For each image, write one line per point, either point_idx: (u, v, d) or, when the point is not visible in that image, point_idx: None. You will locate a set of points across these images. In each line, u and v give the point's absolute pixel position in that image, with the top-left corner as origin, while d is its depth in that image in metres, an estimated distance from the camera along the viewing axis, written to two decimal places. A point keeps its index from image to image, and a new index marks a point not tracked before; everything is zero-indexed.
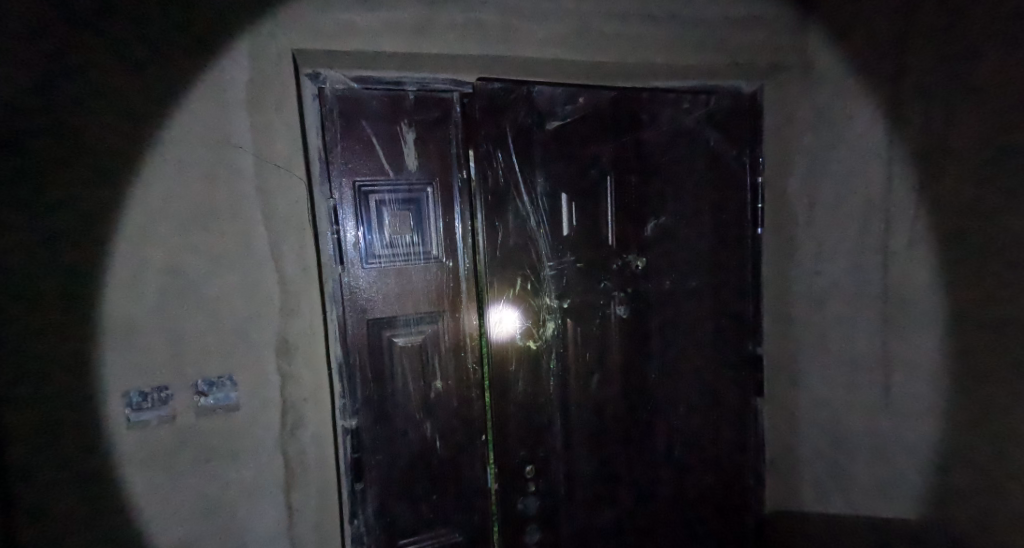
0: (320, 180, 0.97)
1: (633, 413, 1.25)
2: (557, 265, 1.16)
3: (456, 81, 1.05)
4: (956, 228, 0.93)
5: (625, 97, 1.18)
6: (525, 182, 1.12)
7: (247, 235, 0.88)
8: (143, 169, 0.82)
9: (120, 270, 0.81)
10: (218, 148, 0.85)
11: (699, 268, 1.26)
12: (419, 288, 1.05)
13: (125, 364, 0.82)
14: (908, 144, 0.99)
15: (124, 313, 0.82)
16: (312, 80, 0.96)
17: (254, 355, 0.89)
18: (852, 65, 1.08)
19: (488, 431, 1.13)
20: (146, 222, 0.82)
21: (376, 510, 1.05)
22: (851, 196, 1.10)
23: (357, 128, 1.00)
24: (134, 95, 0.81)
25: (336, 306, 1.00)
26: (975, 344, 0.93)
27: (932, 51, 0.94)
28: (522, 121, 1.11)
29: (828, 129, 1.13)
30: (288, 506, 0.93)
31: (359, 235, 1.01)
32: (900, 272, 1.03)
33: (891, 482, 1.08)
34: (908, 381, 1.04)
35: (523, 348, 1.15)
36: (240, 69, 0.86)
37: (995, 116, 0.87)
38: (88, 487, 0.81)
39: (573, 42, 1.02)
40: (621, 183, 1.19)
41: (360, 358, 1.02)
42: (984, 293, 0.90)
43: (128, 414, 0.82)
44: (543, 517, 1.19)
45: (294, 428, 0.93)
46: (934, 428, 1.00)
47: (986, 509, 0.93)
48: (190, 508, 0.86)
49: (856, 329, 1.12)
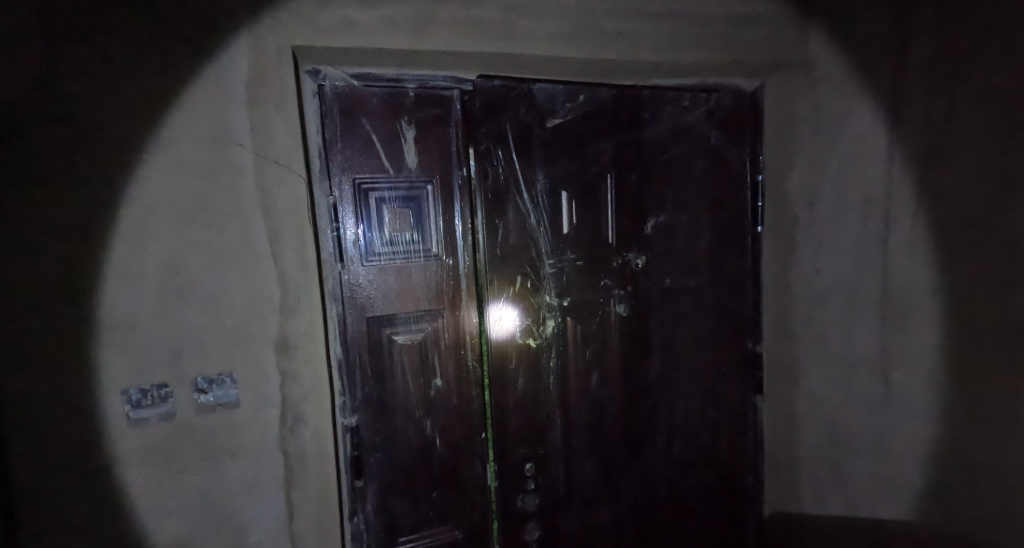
0: (320, 177, 0.97)
1: (633, 412, 1.25)
2: (557, 264, 1.16)
3: (456, 78, 1.04)
4: (958, 226, 0.92)
5: (625, 94, 1.16)
6: (525, 180, 1.12)
7: (247, 233, 0.88)
8: (143, 166, 0.82)
9: (120, 268, 0.82)
10: (217, 145, 0.85)
11: (701, 266, 1.25)
12: (419, 286, 1.05)
13: (124, 362, 0.83)
14: (909, 142, 0.98)
15: (124, 310, 0.82)
16: (312, 76, 0.96)
17: (254, 353, 0.90)
18: (856, 61, 1.06)
19: (488, 429, 1.13)
20: (146, 220, 0.82)
21: (376, 507, 1.05)
22: (852, 194, 1.09)
23: (357, 126, 1.00)
24: (133, 92, 0.81)
25: (336, 304, 1.00)
26: (975, 345, 0.91)
27: (936, 46, 0.93)
28: (523, 119, 1.10)
29: (830, 127, 1.12)
30: (287, 503, 0.93)
31: (359, 233, 1.01)
32: (901, 271, 1.02)
33: (890, 482, 1.07)
34: (908, 382, 1.02)
35: (522, 346, 1.14)
36: (239, 66, 0.86)
37: (1000, 112, 0.85)
38: (89, 483, 0.82)
39: (572, 39, 1.01)
40: (622, 181, 1.18)
41: (360, 356, 1.02)
42: (983, 292, 0.89)
43: (128, 411, 0.83)
44: (543, 515, 1.19)
45: (294, 426, 0.93)
46: (935, 430, 0.98)
47: (987, 513, 0.91)
48: (190, 505, 0.87)
49: (857, 328, 1.11)
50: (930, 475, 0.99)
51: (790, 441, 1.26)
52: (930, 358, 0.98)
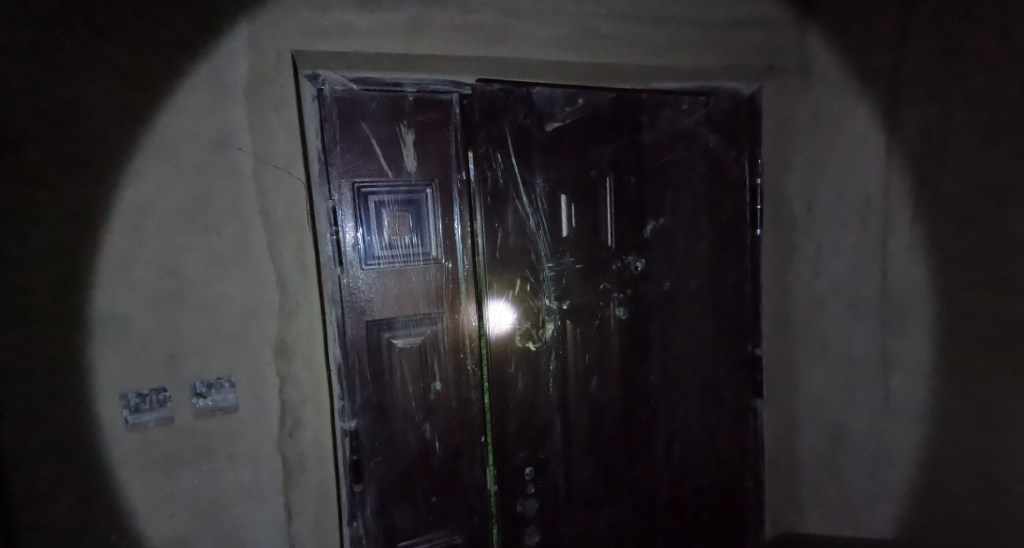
0: (320, 181, 0.98)
1: (633, 415, 1.24)
2: (557, 266, 1.16)
3: (456, 82, 1.05)
4: (956, 229, 0.92)
5: (624, 98, 1.17)
6: (525, 183, 1.12)
7: (246, 236, 0.88)
8: (143, 169, 0.82)
9: (119, 271, 0.81)
10: (216, 147, 0.85)
11: (700, 269, 1.25)
12: (418, 289, 1.05)
13: (124, 365, 0.82)
14: (907, 145, 0.98)
15: (124, 313, 0.82)
16: (311, 80, 0.97)
17: (253, 356, 0.89)
18: (855, 65, 1.06)
19: (488, 433, 1.13)
20: (146, 223, 0.82)
21: (375, 511, 1.05)
22: (850, 197, 1.09)
23: (357, 130, 1.00)
24: (132, 96, 0.81)
25: (336, 308, 1.00)
26: (975, 346, 0.91)
27: (933, 50, 0.93)
28: (522, 122, 1.11)
29: (828, 130, 1.12)
30: (287, 507, 0.93)
31: (358, 236, 1.01)
32: (899, 273, 1.02)
33: (890, 484, 1.07)
34: (907, 384, 1.02)
35: (522, 350, 1.14)
36: (238, 69, 0.86)
37: (998, 115, 0.86)
38: (87, 486, 0.81)
39: (572, 43, 1.02)
40: (621, 184, 1.18)
41: (360, 360, 1.02)
42: (981, 294, 0.89)
43: (127, 415, 0.82)
44: (543, 519, 1.18)
45: (293, 429, 0.93)
46: (933, 432, 0.98)
47: (986, 515, 0.91)
48: (189, 509, 0.87)
49: (856, 330, 1.11)
50: (929, 477, 0.99)
51: (790, 443, 1.26)
52: (929, 359, 0.98)
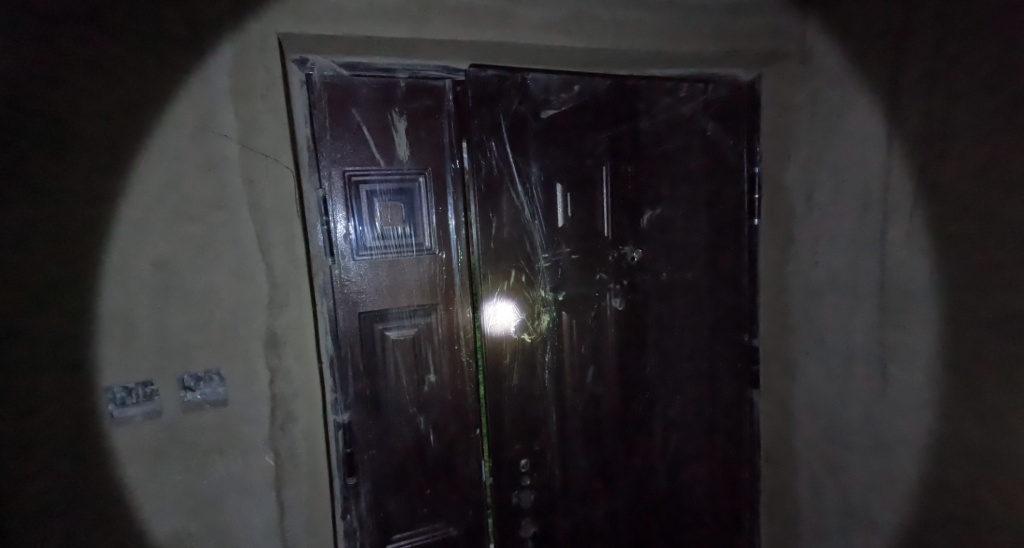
0: (308, 169, 0.95)
1: (628, 405, 1.24)
2: (552, 258, 1.14)
3: (449, 69, 1.03)
4: (959, 218, 0.90)
5: (620, 85, 1.16)
6: (519, 173, 1.10)
7: (234, 228, 0.86)
8: (132, 162, 0.80)
9: (105, 264, 0.79)
10: (203, 138, 0.83)
11: (697, 260, 1.25)
12: (412, 280, 1.03)
13: (111, 360, 0.81)
14: (906, 134, 0.96)
15: (113, 307, 0.80)
16: (299, 66, 0.94)
17: (242, 350, 0.88)
18: (856, 49, 1.03)
19: (483, 425, 1.12)
20: (135, 215, 0.80)
21: (369, 505, 1.04)
22: (849, 187, 1.07)
23: (346, 117, 0.98)
24: (123, 85, 0.79)
25: (327, 300, 0.98)
26: (977, 341, 0.89)
27: (936, 35, 0.91)
28: (517, 111, 1.09)
29: (827, 118, 1.10)
30: (279, 502, 0.91)
31: (349, 227, 0.99)
32: (899, 264, 0.99)
33: (887, 477, 1.05)
34: (907, 374, 1.00)
35: (517, 342, 1.13)
36: (224, 60, 0.83)
37: (999, 106, 0.84)
38: (79, 483, 0.80)
39: (568, 28, 0.99)
40: (616, 174, 1.17)
41: (352, 351, 1.01)
42: (984, 287, 0.88)
43: (112, 410, 0.80)
44: (539, 511, 1.18)
45: (284, 424, 0.91)
46: (933, 424, 0.96)
47: (989, 512, 0.89)
48: (181, 504, 0.85)
49: (855, 323, 1.08)
50: (931, 472, 0.97)
51: (787, 435, 1.25)
52: (930, 352, 0.95)
